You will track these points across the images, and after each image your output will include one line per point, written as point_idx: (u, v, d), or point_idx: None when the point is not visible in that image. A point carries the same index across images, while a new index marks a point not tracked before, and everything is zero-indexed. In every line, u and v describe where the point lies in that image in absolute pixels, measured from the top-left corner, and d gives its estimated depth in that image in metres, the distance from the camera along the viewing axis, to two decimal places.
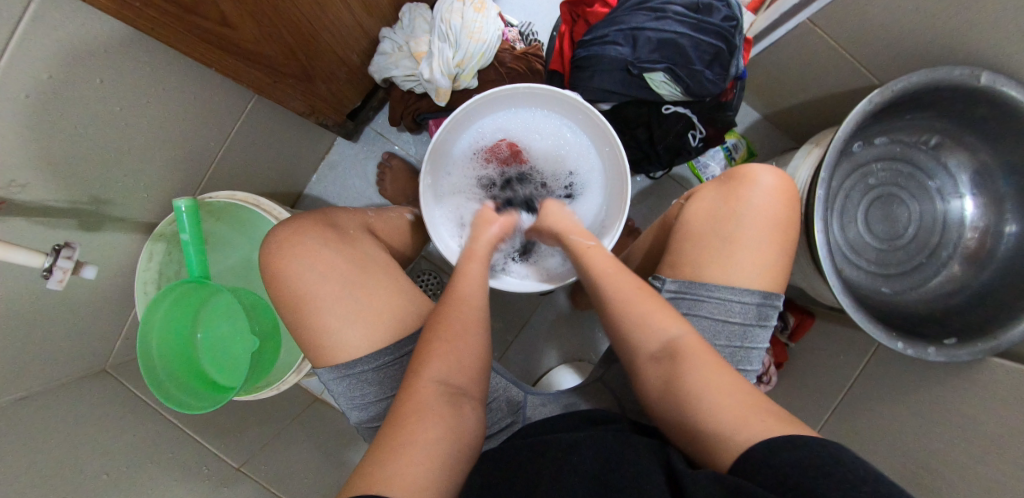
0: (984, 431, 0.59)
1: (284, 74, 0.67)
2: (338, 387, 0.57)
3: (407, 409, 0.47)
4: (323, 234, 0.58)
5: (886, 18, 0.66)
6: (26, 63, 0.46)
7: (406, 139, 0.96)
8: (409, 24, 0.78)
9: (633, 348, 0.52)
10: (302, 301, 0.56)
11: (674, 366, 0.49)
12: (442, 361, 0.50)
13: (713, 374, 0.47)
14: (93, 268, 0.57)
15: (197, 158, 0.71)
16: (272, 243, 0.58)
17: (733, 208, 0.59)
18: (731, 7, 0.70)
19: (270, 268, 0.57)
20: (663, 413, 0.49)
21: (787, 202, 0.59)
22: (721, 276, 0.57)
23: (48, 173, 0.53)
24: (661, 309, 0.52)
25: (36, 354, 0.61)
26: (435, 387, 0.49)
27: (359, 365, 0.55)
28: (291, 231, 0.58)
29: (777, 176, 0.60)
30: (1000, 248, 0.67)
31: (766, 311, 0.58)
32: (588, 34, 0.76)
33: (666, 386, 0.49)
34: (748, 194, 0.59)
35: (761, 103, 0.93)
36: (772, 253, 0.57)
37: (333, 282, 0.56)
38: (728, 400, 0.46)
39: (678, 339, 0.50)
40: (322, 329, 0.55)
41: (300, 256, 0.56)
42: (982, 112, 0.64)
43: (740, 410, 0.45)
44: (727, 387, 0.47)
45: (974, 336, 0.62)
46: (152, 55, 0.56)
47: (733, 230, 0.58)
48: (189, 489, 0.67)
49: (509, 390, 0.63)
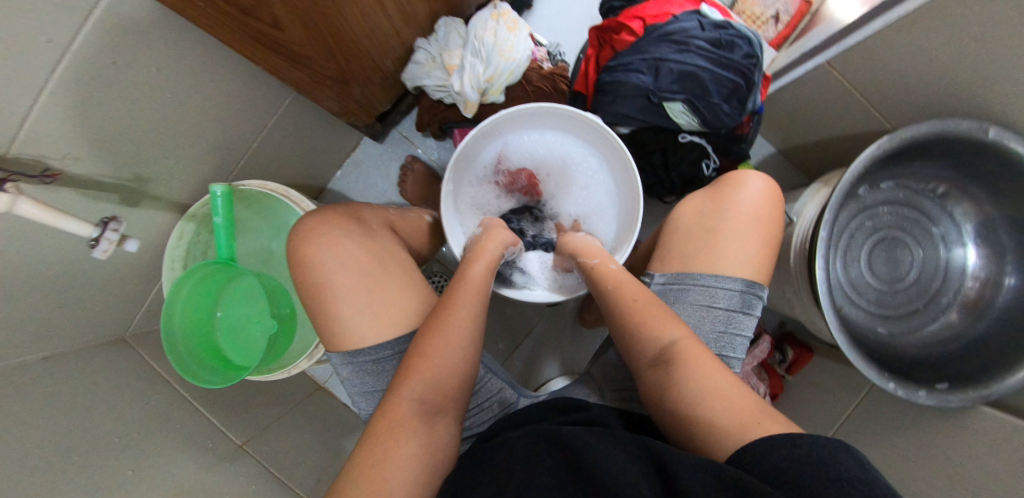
0: (965, 475, 0.61)
1: (323, 76, 0.71)
2: (345, 372, 0.60)
3: (383, 426, 0.50)
4: (347, 227, 0.62)
5: (900, 68, 0.69)
6: (93, 50, 0.50)
7: (430, 145, 1.00)
8: (444, 37, 0.81)
9: (635, 354, 0.54)
10: (320, 288, 0.59)
11: (673, 368, 0.51)
12: (416, 384, 0.53)
13: (714, 379, 0.49)
14: (135, 242, 0.61)
15: (233, 148, 0.75)
16: (298, 232, 0.61)
17: (719, 205, 0.63)
18: (753, 45, 0.74)
19: (293, 253, 0.60)
20: (666, 416, 0.51)
21: (772, 204, 0.62)
22: (706, 266, 0.60)
23: (98, 149, 0.58)
24: (661, 316, 0.54)
25: (64, 316, 0.66)
26: (411, 404, 0.52)
27: (361, 355, 0.58)
28: (318, 223, 0.61)
29: (764, 181, 0.64)
30: (998, 300, 0.69)
31: (749, 300, 0.59)
32: (613, 59, 0.79)
33: (663, 389, 0.51)
34: (735, 192, 0.63)
35: (778, 138, 0.96)
36: (757, 243, 0.60)
37: (350, 272, 0.59)
38: (725, 405, 0.47)
39: (674, 344, 0.52)
40: (335, 315, 0.58)
41: (322, 245, 0.59)
42: (991, 167, 0.66)
43: (733, 419, 0.46)
44: (726, 394, 0.48)
45: (966, 382, 0.64)
46: (206, 49, 0.61)
47: (718, 223, 0.62)
48: (195, 459, 0.70)
49: (503, 392, 0.66)
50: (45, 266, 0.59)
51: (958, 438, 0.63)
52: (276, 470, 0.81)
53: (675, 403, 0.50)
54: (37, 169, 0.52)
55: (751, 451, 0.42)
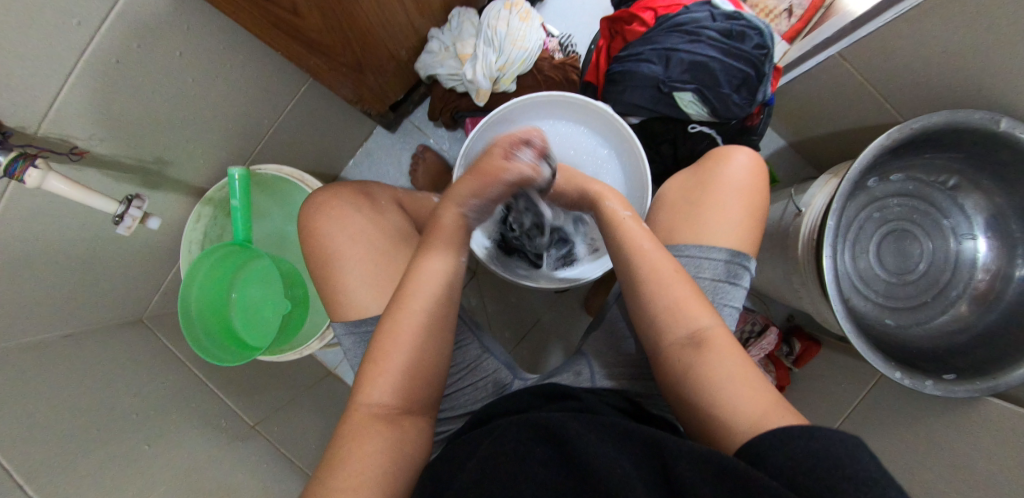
0: (971, 467, 0.61)
1: (340, 64, 0.73)
2: (348, 342, 0.60)
3: (349, 431, 0.50)
4: (355, 201, 0.63)
5: (914, 60, 0.68)
6: (118, 34, 0.52)
7: (441, 135, 1.01)
8: (457, 27, 0.82)
9: (663, 335, 0.53)
10: (329, 260, 0.60)
11: (704, 350, 0.50)
12: (378, 386, 0.52)
13: (739, 368, 0.48)
14: (158, 220, 0.62)
15: (250, 134, 0.77)
16: (311, 206, 0.63)
17: (704, 179, 0.64)
18: (764, 35, 0.74)
19: (305, 225, 0.62)
20: (684, 398, 0.50)
21: (760, 176, 0.63)
22: (689, 236, 0.62)
23: (120, 132, 0.59)
24: (694, 299, 0.53)
25: (84, 294, 0.68)
26: (372, 408, 0.51)
27: (366, 325, 0.59)
28: (332, 197, 0.63)
29: (751, 157, 0.65)
30: (1008, 291, 0.68)
31: (735, 270, 0.60)
32: (624, 50, 0.80)
33: (689, 372, 0.50)
34: (719, 168, 0.63)
35: (789, 131, 0.95)
36: (743, 215, 0.61)
37: (359, 247, 0.60)
38: (749, 392, 0.46)
39: (707, 329, 0.51)
40: (343, 287, 0.60)
41: (335, 218, 0.61)
42: (1003, 158, 0.65)
43: (752, 405, 0.45)
44: (752, 382, 0.47)
45: (974, 373, 0.64)
46: (227, 36, 0.62)
47: (702, 195, 0.63)
48: (208, 438, 0.72)
49: (497, 373, 0.67)
50: (62, 242, 0.61)
51: (964, 430, 0.63)
52: (286, 450, 0.82)
53: (696, 384, 0.49)
54: (65, 148, 0.55)
55: (764, 444, 0.39)
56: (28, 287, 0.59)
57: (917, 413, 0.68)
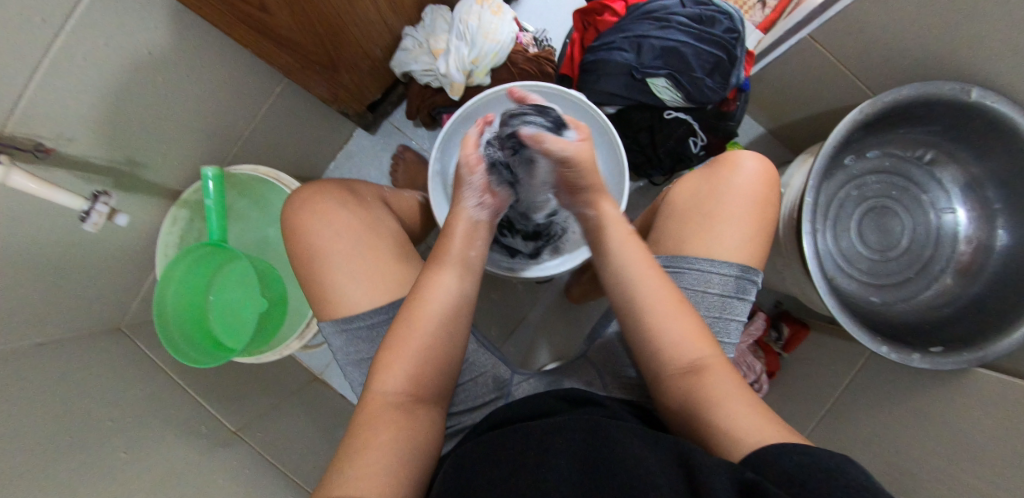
0: (966, 440, 0.60)
1: (313, 62, 0.73)
2: (337, 341, 0.60)
3: (364, 418, 0.50)
4: (342, 198, 0.62)
5: (883, 36, 0.69)
6: (87, 32, 0.52)
7: (421, 134, 1.02)
8: (430, 24, 0.83)
9: (662, 362, 0.52)
10: (315, 255, 0.59)
11: (704, 380, 0.50)
12: (392, 374, 0.52)
13: (736, 393, 0.49)
14: (126, 216, 0.62)
15: (225, 135, 0.76)
16: (296, 201, 0.62)
17: (715, 187, 0.62)
18: (733, 20, 0.75)
19: (294, 225, 0.61)
20: (684, 421, 0.51)
21: (767, 185, 0.62)
22: (700, 248, 0.60)
23: (91, 132, 0.59)
24: (695, 328, 0.53)
25: (59, 302, 0.66)
26: (387, 399, 0.51)
27: (356, 320, 0.58)
28: (327, 201, 0.62)
29: (758, 161, 0.64)
30: (990, 262, 0.68)
31: (744, 285, 0.59)
32: (597, 40, 0.80)
33: (691, 400, 0.50)
34: (729, 177, 0.62)
35: (766, 117, 0.96)
36: (752, 227, 0.60)
37: (347, 241, 0.60)
38: (748, 414, 0.47)
39: (707, 359, 0.51)
40: (329, 281, 0.59)
41: (325, 217, 0.60)
42: (975, 127, 0.66)
43: (756, 426, 0.46)
44: (749, 406, 0.48)
45: (961, 346, 0.63)
46: (198, 35, 0.62)
47: (714, 206, 0.61)
48: (190, 444, 0.70)
49: (496, 368, 0.65)
50: (42, 246, 0.60)
51: (956, 403, 0.62)
52: (272, 457, 0.80)
53: (696, 411, 0.49)
54: (30, 145, 0.53)
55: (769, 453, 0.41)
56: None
57: (908, 390, 0.67)
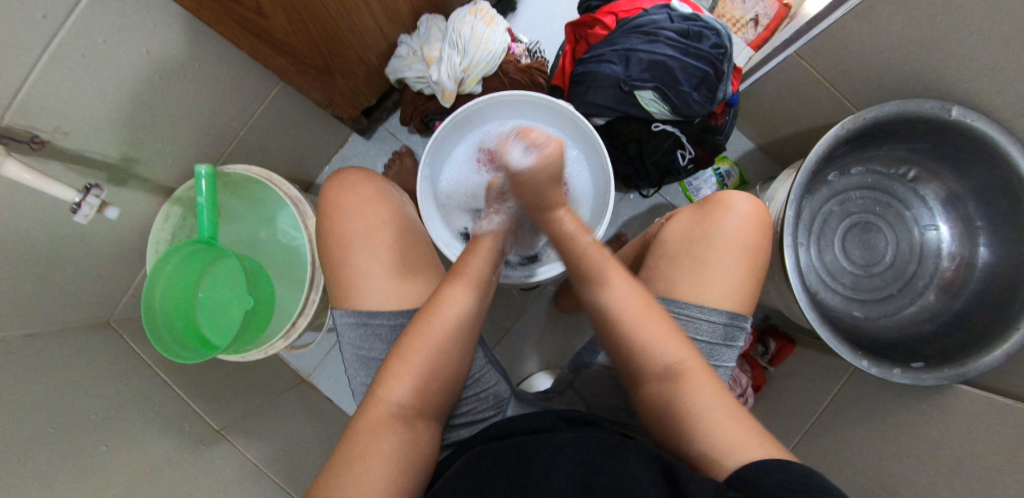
0: (948, 458, 0.59)
1: (308, 66, 0.75)
2: (350, 335, 0.59)
3: (362, 426, 0.47)
4: (382, 196, 0.63)
5: (865, 55, 0.70)
6: (85, 28, 0.54)
7: (415, 141, 1.03)
8: (425, 32, 0.85)
9: (637, 367, 0.52)
10: (352, 240, 0.59)
11: (676, 386, 0.49)
12: (401, 383, 0.50)
13: (714, 397, 0.48)
14: (116, 210, 0.63)
15: (219, 135, 0.78)
16: (340, 181, 0.63)
17: (706, 230, 0.61)
18: (720, 36, 0.76)
19: (334, 208, 0.61)
20: (665, 427, 0.49)
21: (759, 230, 0.60)
22: (690, 294, 0.58)
23: (87, 125, 0.60)
24: (669, 332, 0.52)
25: (52, 294, 0.67)
26: (390, 407, 0.49)
27: (379, 317, 0.58)
28: (377, 195, 0.62)
29: (752, 203, 0.62)
30: (973, 279, 0.70)
31: (732, 333, 0.58)
32: (587, 52, 0.82)
33: (664, 406, 0.49)
34: (721, 217, 0.61)
35: (754, 132, 0.97)
36: (741, 275, 0.58)
37: (389, 233, 0.60)
38: (727, 423, 0.46)
39: (680, 363, 0.50)
40: (360, 269, 0.59)
41: (374, 207, 0.61)
42: (956, 144, 0.67)
43: (736, 434, 0.45)
44: (726, 413, 0.47)
45: (942, 362, 0.63)
46: (195, 36, 0.64)
47: (705, 252, 0.60)
48: (170, 440, 0.70)
49: (498, 386, 0.63)
50: (32, 237, 0.61)
51: (939, 420, 0.62)
52: (255, 457, 0.80)
53: (672, 417, 0.48)
54: (25, 136, 0.55)
55: (745, 474, 0.40)
56: None
57: (892, 405, 0.67)
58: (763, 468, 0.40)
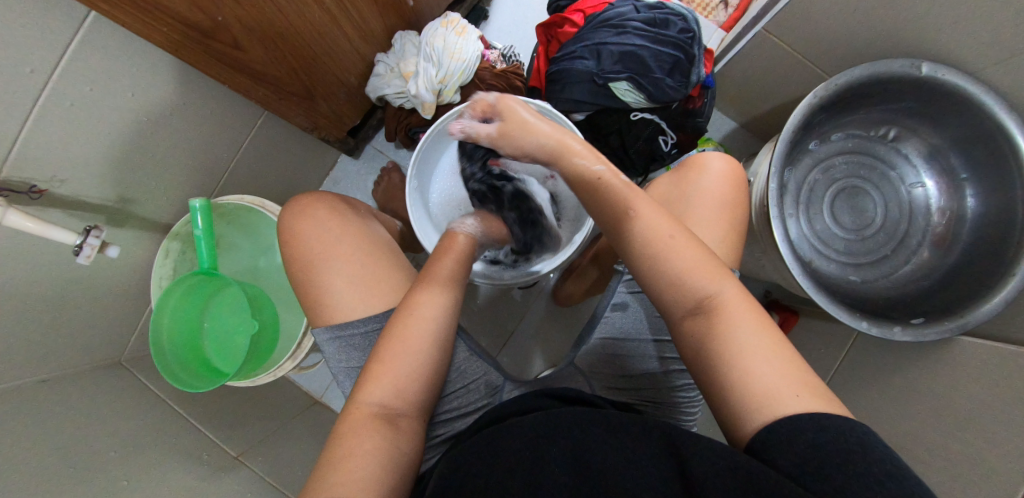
0: (959, 410, 0.59)
1: (289, 93, 0.77)
2: (331, 349, 0.59)
3: (345, 428, 0.48)
4: (332, 211, 0.64)
5: (830, 22, 0.71)
6: (71, 78, 0.56)
7: (402, 155, 1.05)
8: (400, 49, 0.87)
9: (668, 302, 0.48)
10: (312, 262, 0.60)
11: (713, 320, 0.45)
12: (382, 384, 0.51)
13: (755, 334, 0.44)
14: (117, 248, 0.65)
15: (210, 170, 0.80)
16: (293, 209, 0.64)
17: (685, 190, 0.62)
18: (687, 21, 0.78)
19: (291, 234, 0.62)
20: (702, 366, 0.45)
21: (734, 184, 0.61)
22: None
23: (82, 171, 0.63)
24: (702, 262, 0.47)
25: (62, 338, 0.69)
26: (372, 407, 0.50)
27: (352, 327, 0.58)
28: (329, 212, 0.64)
29: (726, 161, 0.63)
30: (964, 230, 0.70)
31: None
32: (559, 51, 0.84)
33: (702, 342, 0.45)
34: (697, 177, 0.62)
35: (734, 111, 0.98)
36: (723, 226, 0.59)
37: (345, 245, 0.61)
38: (767, 365, 0.42)
39: (716, 296, 0.46)
40: (326, 287, 0.59)
41: (327, 224, 0.62)
42: (932, 99, 0.68)
43: (779, 380, 0.41)
44: (767, 353, 0.43)
45: (942, 316, 0.63)
46: (178, 75, 0.66)
47: (684, 209, 0.61)
48: (189, 470, 0.71)
49: (488, 374, 0.64)
50: (38, 285, 0.63)
51: (947, 373, 0.62)
52: (273, 480, 0.81)
53: (709, 353, 0.44)
54: (24, 188, 0.57)
55: (777, 432, 0.39)
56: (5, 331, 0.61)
57: (899, 364, 0.66)
58: (799, 425, 0.39)
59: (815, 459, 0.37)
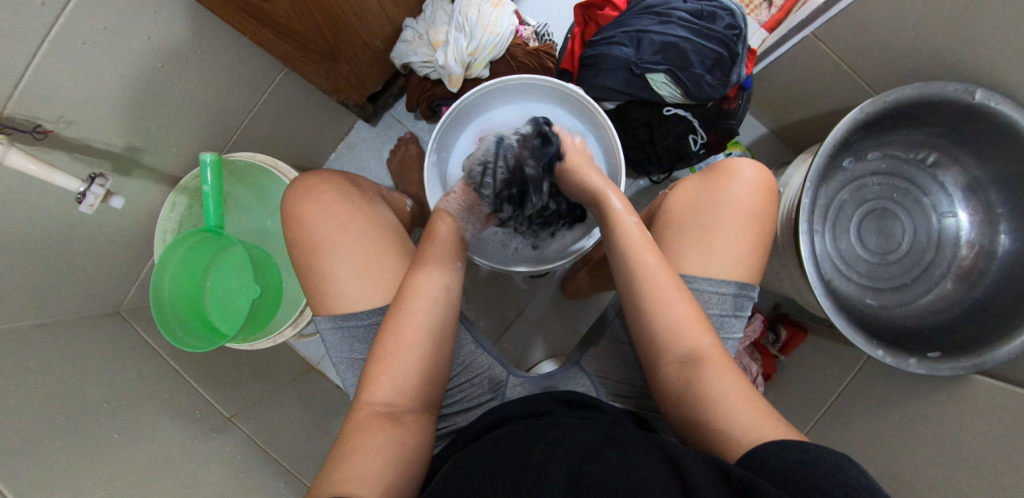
0: (962, 448, 0.59)
1: (312, 51, 0.73)
2: (332, 338, 0.58)
3: (351, 429, 0.48)
4: (338, 191, 0.61)
5: (886, 36, 0.67)
6: (85, 14, 0.52)
7: (421, 127, 1.02)
8: (431, 16, 0.84)
9: (661, 348, 0.51)
10: (316, 246, 0.58)
11: (699, 371, 0.49)
12: (382, 383, 0.50)
13: (736, 386, 0.48)
14: (120, 199, 0.63)
15: (224, 124, 0.77)
16: (295, 188, 0.61)
17: (712, 198, 0.59)
18: (735, 16, 0.74)
19: (295, 217, 0.59)
20: (680, 408, 0.49)
21: (760, 195, 0.59)
22: (699, 265, 0.57)
23: (91, 114, 0.59)
24: (696, 317, 0.51)
25: (60, 284, 0.67)
26: (374, 408, 0.49)
27: (353, 319, 0.57)
28: (336, 193, 0.60)
29: (758, 171, 0.60)
30: (992, 268, 0.69)
31: (742, 302, 0.58)
32: (597, 34, 0.80)
33: (687, 389, 0.49)
34: (727, 185, 0.59)
35: (767, 117, 0.94)
36: (747, 242, 0.57)
37: (353, 234, 0.59)
38: (741, 410, 0.46)
39: (706, 350, 0.50)
40: (330, 274, 0.57)
41: (331, 209, 0.59)
42: (980, 128, 0.65)
43: (752, 419, 0.45)
44: (747, 399, 0.47)
45: (959, 352, 0.63)
46: (198, 21, 0.63)
47: (711, 219, 0.59)
48: (182, 427, 0.71)
49: (493, 369, 0.63)
50: (37, 227, 0.60)
51: (953, 409, 0.62)
52: (266, 446, 0.80)
53: (688, 398, 0.48)
54: (28, 126, 0.54)
55: (760, 452, 0.41)
56: (6, 273, 0.59)
57: (905, 394, 0.66)
58: (777, 449, 0.40)
59: (801, 470, 0.37)
